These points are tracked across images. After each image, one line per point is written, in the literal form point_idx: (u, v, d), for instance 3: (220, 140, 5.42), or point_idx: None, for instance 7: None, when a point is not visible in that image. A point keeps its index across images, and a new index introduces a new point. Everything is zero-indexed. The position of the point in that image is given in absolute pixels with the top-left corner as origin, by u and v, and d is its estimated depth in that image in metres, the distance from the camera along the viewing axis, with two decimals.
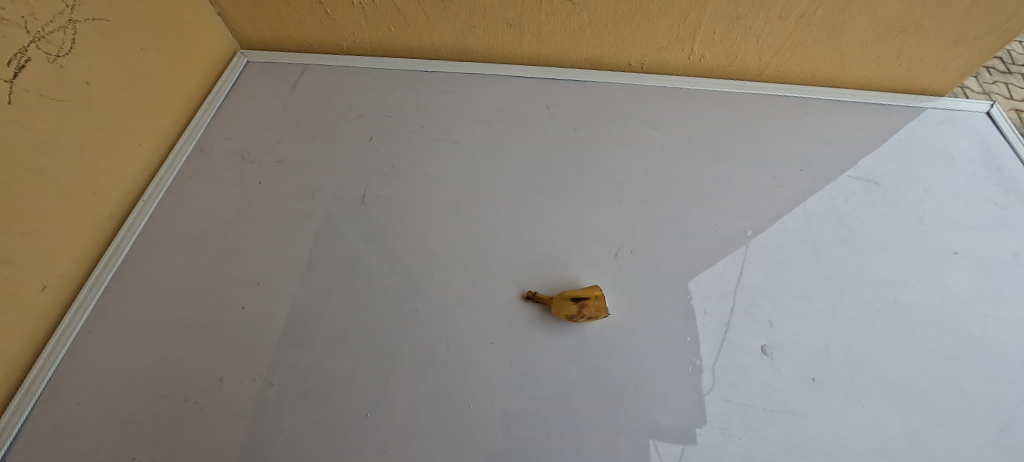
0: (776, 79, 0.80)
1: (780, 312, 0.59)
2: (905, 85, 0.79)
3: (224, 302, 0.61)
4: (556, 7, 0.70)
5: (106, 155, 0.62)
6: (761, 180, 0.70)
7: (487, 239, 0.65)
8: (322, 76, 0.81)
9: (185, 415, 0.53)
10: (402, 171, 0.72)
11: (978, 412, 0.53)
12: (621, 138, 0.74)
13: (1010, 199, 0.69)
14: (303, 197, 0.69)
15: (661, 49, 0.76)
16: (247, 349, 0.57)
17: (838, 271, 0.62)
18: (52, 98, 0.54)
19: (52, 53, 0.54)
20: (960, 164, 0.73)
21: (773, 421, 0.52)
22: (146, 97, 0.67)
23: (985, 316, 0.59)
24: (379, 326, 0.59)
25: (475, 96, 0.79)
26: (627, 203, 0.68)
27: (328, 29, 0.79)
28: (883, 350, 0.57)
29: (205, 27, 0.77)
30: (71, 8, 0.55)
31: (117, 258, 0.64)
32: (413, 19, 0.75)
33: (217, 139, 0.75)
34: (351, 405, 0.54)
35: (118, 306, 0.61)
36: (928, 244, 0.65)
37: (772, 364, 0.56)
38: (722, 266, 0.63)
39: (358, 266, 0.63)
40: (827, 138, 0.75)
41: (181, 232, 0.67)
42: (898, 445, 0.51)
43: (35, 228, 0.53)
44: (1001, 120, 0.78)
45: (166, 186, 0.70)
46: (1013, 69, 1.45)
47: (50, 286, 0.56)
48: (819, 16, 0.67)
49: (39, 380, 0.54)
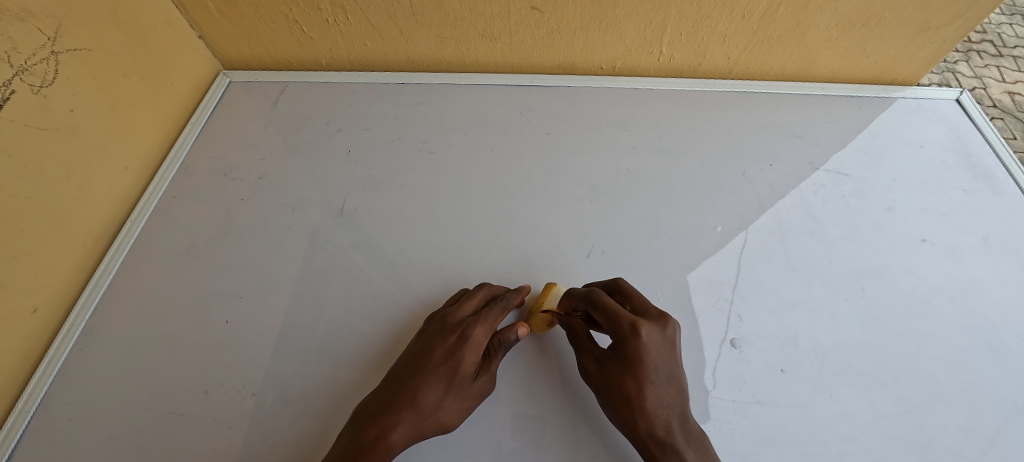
0: (746, 76, 0.81)
1: (750, 304, 0.60)
2: (874, 76, 0.80)
3: (209, 316, 0.63)
4: (524, 15, 0.72)
5: (93, 179, 0.64)
6: (731, 176, 0.72)
7: (463, 244, 0.67)
8: (301, 93, 0.83)
9: (172, 426, 0.55)
10: (380, 182, 0.73)
11: (947, 397, 0.54)
12: (593, 141, 0.76)
13: (979, 185, 0.70)
14: (285, 211, 0.71)
15: (631, 51, 0.77)
16: (232, 361, 0.59)
17: (808, 262, 0.64)
18: (37, 128, 0.56)
19: (36, 84, 0.56)
20: (929, 151, 0.74)
21: (742, 413, 0.53)
22: (129, 121, 0.70)
23: (954, 300, 0.61)
24: (357, 334, 0.60)
25: (450, 106, 0.80)
26: (601, 204, 0.70)
27: (306, 47, 0.81)
28: (851, 338, 0.58)
29: (186, 50, 0.79)
30: (53, 40, 0.58)
31: (106, 276, 0.66)
32: (388, 34, 0.77)
33: (202, 158, 0.78)
34: (330, 411, 0.55)
35: (109, 324, 0.63)
36: (897, 232, 0.66)
37: (740, 356, 0.56)
38: (695, 262, 0.64)
39: (337, 277, 0.65)
40: (797, 132, 0.76)
41: (167, 249, 0.69)
42: (865, 432, 0.52)
43: (24, 252, 0.55)
44: (971, 106, 0.78)
45: (153, 205, 0.73)
46: (1005, 52, 1.46)
47: (40, 308, 0.58)
48: (781, 13, 0.69)
49: (33, 399, 0.56)
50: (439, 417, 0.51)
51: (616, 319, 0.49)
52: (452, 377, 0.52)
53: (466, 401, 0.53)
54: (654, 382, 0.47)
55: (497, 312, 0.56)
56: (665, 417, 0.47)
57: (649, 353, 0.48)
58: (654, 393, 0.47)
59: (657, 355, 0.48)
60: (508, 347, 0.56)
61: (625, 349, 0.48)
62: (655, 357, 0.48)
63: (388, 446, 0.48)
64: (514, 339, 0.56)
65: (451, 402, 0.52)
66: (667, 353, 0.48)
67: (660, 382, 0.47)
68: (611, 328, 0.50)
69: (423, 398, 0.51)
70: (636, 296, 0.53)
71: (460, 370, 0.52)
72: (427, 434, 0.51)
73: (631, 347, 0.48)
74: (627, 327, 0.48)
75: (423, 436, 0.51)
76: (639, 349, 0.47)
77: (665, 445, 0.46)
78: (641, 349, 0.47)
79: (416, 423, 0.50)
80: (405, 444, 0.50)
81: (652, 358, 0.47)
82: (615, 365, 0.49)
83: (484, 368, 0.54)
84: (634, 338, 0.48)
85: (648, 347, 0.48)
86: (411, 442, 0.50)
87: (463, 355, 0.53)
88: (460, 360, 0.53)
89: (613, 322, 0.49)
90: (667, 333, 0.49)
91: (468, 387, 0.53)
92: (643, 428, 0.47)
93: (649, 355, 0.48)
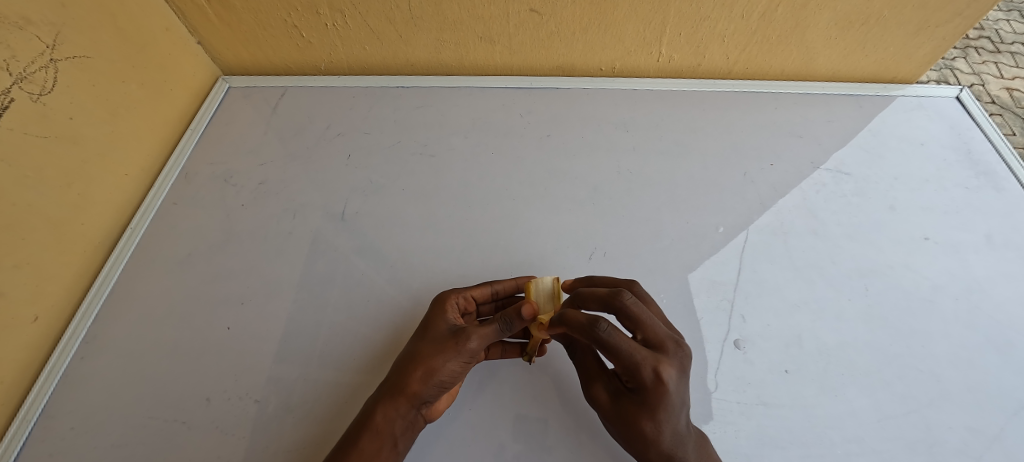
0: (746, 76, 0.81)
1: (753, 305, 0.60)
2: (874, 75, 0.80)
3: (211, 323, 0.62)
4: (523, 18, 0.72)
5: (93, 187, 0.64)
6: (732, 176, 0.72)
7: (464, 248, 0.67)
8: (301, 97, 0.83)
9: (174, 435, 0.55)
10: (381, 185, 0.73)
11: (952, 396, 0.54)
12: (594, 143, 0.76)
13: (981, 182, 0.70)
14: (285, 217, 0.71)
15: (631, 52, 0.77)
16: (234, 368, 0.59)
17: (810, 262, 0.63)
18: (36, 136, 0.56)
19: (35, 92, 0.56)
20: (931, 149, 0.74)
21: (747, 415, 0.53)
22: (129, 128, 0.70)
23: (958, 298, 0.60)
24: (360, 339, 0.60)
25: (450, 109, 0.80)
26: (602, 206, 0.69)
27: (305, 51, 0.81)
28: (855, 338, 0.58)
29: (185, 56, 0.79)
30: (51, 48, 0.58)
31: (107, 284, 0.66)
32: (386, 38, 0.77)
33: (202, 164, 0.77)
34: (333, 417, 0.55)
35: (110, 332, 0.62)
36: (899, 231, 0.66)
37: (744, 358, 0.56)
38: (697, 262, 0.63)
39: (338, 283, 0.65)
40: (798, 132, 0.76)
41: (168, 256, 0.68)
42: (871, 432, 0.52)
43: (26, 261, 0.55)
44: (971, 104, 0.78)
45: (153, 212, 0.72)
46: (1002, 49, 1.46)
47: (41, 316, 0.58)
48: (779, 13, 0.69)
49: (34, 408, 0.56)
50: (412, 372, 0.49)
51: (636, 366, 0.42)
52: (424, 334, 0.53)
53: (438, 354, 0.49)
54: (673, 418, 0.44)
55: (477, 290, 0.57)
56: (680, 445, 0.45)
57: (673, 397, 0.43)
58: (671, 428, 0.44)
59: (679, 394, 0.43)
60: (510, 322, 0.50)
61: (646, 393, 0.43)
62: (677, 398, 0.43)
63: (371, 411, 0.50)
64: (510, 310, 0.50)
65: (427, 357, 0.50)
66: (685, 387, 0.44)
67: (679, 417, 0.44)
68: (628, 371, 0.43)
69: (403, 362, 0.51)
70: (646, 323, 0.45)
71: (432, 326, 0.53)
72: (405, 394, 0.49)
73: (654, 394, 0.42)
74: (651, 377, 0.42)
75: (403, 398, 0.49)
76: (662, 396, 0.42)
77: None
78: (665, 395, 0.42)
79: (393, 381, 0.50)
80: (384, 405, 0.49)
81: (675, 401, 0.43)
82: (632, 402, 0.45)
83: (465, 328, 0.50)
84: (659, 388, 0.42)
85: (671, 391, 0.42)
86: (390, 405, 0.49)
87: (435, 316, 0.54)
88: (431, 322, 0.53)
89: (632, 369, 0.42)
90: (685, 366, 0.44)
91: (440, 342, 0.51)
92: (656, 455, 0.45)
93: (672, 398, 0.43)
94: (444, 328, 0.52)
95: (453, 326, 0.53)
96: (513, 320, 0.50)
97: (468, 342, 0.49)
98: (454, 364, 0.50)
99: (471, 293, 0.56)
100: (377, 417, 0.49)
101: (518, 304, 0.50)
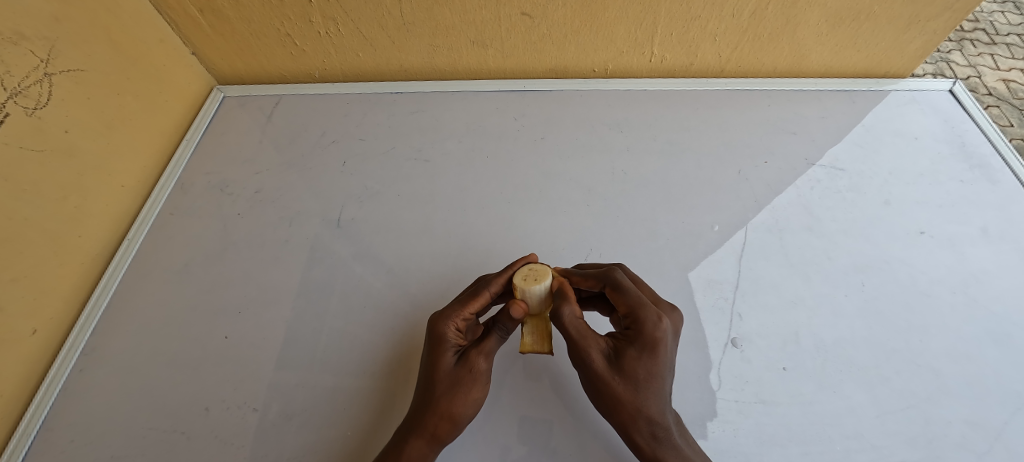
0: (739, 74, 0.81)
1: (749, 303, 0.60)
2: (866, 70, 0.80)
3: (209, 333, 0.63)
4: (514, 22, 0.72)
5: (89, 199, 0.64)
6: (726, 174, 0.72)
7: (460, 251, 0.67)
8: (296, 105, 0.84)
9: (174, 445, 0.55)
10: (376, 191, 0.74)
11: (951, 390, 0.54)
12: (587, 144, 0.76)
13: (976, 175, 0.70)
14: (281, 225, 0.71)
15: (623, 54, 0.77)
16: (233, 377, 0.59)
17: (806, 258, 0.63)
18: (31, 150, 0.56)
19: (30, 106, 0.56)
20: (925, 143, 0.74)
21: (746, 413, 0.52)
22: (125, 140, 0.70)
23: (954, 292, 0.60)
24: (358, 345, 0.60)
25: (444, 113, 0.81)
26: (597, 207, 0.69)
27: (299, 59, 0.81)
28: (853, 333, 0.58)
29: (180, 67, 0.79)
30: (45, 62, 0.58)
31: (105, 295, 0.66)
32: (379, 44, 0.78)
33: (198, 174, 0.78)
34: (332, 424, 0.55)
35: (109, 343, 0.63)
36: (894, 225, 0.66)
37: (742, 356, 0.56)
38: (694, 262, 0.63)
39: (335, 289, 0.65)
40: (792, 129, 0.76)
41: (166, 267, 0.69)
42: (870, 427, 0.52)
43: (24, 275, 0.55)
44: (964, 97, 0.78)
45: (150, 222, 0.73)
46: (998, 40, 1.46)
47: (40, 329, 0.58)
48: (769, 11, 0.69)
49: (34, 422, 0.56)
50: (438, 415, 0.47)
51: (640, 305, 0.46)
52: (434, 370, 0.49)
53: (459, 391, 0.48)
54: (662, 370, 0.45)
55: (466, 303, 0.51)
56: (664, 405, 0.45)
57: (667, 344, 0.46)
58: (659, 379, 0.45)
59: (670, 345, 0.46)
60: (506, 327, 0.51)
61: (648, 335, 0.45)
62: (669, 347, 0.46)
63: (401, 446, 0.48)
64: (503, 316, 0.50)
65: (450, 399, 0.47)
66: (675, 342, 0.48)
67: (665, 375, 0.46)
68: (631, 314, 0.47)
69: (422, 407, 0.48)
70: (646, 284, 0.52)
71: (439, 364, 0.49)
72: (436, 434, 0.48)
73: (653, 338, 0.45)
74: (653, 318, 0.46)
75: (437, 437, 0.48)
76: (659, 339, 0.45)
77: (658, 429, 0.45)
78: (662, 339, 0.45)
79: (418, 424, 0.48)
80: (417, 446, 0.48)
81: (669, 348, 0.46)
82: (629, 353, 0.45)
83: (473, 354, 0.49)
84: (659, 330, 0.45)
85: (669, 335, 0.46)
86: (423, 443, 0.48)
87: (438, 352, 0.49)
88: (437, 362, 0.49)
89: (636, 311, 0.46)
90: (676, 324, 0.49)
91: (457, 376, 0.48)
92: (643, 419, 0.45)
93: (667, 345, 0.46)
94: (452, 361, 0.49)
95: (459, 356, 0.49)
96: (506, 323, 0.51)
97: (479, 365, 0.49)
98: (477, 392, 0.49)
99: (468, 311, 0.51)
100: (411, 453, 0.47)
101: (507, 308, 0.50)
